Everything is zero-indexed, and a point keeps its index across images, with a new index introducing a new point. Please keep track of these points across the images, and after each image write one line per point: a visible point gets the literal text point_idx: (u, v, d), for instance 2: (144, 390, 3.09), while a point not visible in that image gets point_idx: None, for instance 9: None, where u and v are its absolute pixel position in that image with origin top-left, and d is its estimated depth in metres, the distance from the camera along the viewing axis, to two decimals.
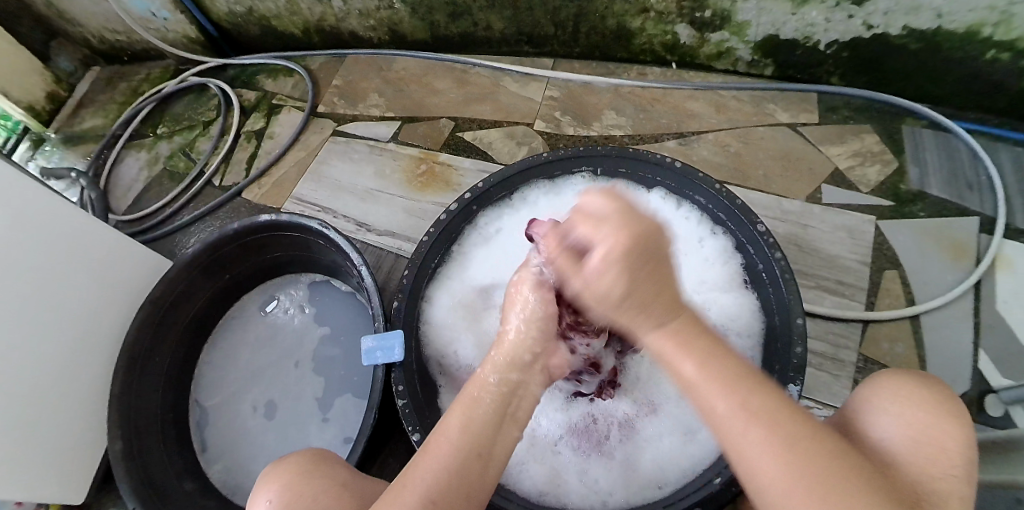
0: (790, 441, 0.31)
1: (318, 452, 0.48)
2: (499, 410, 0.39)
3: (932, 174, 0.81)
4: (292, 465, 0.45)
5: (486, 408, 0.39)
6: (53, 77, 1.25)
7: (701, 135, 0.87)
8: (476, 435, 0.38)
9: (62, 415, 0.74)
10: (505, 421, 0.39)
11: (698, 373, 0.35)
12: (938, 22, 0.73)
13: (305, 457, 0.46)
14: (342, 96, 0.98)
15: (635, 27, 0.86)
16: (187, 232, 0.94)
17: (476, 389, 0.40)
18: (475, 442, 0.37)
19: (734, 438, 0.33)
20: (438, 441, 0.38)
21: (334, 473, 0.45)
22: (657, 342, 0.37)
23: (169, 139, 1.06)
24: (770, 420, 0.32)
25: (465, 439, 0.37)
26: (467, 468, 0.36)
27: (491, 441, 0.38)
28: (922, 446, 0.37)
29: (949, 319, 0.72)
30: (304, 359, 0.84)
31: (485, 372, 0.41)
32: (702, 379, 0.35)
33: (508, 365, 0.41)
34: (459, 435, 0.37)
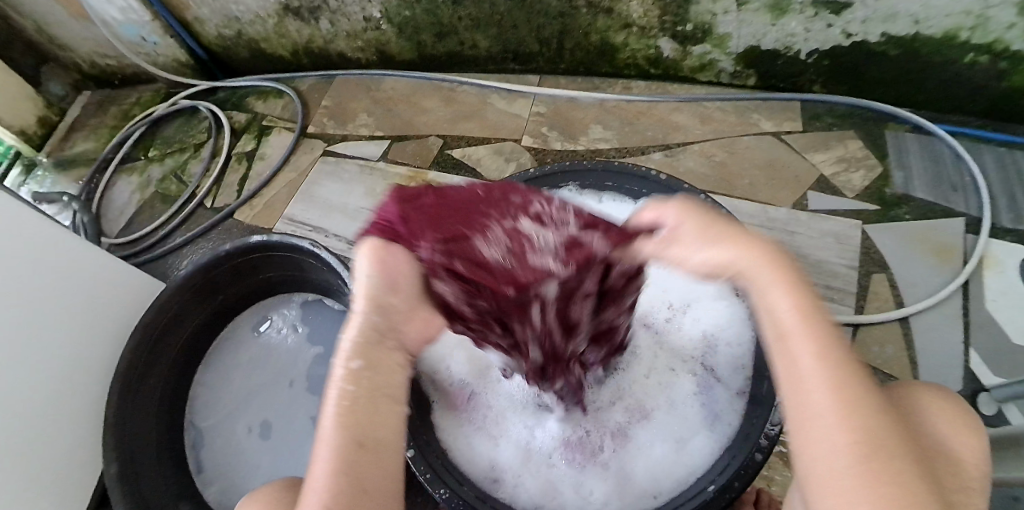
0: (855, 403, 0.29)
1: (290, 480, 0.48)
2: (384, 392, 0.36)
3: (916, 177, 0.82)
4: (266, 496, 0.45)
5: (372, 393, 0.36)
6: (45, 102, 1.26)
7: (686, 147, 0.88)
8: (360, 424, 0.34)
9: (56, 440, 0.73)
10: (396, 402, 0.36)
11: (798, 328, 0.32)
12: (916, 28, 0.74)
13: (276, 487, 0.46)
14: (332, 117, 0.99)
15: (618, 42, 0.87)
16: (179, 254, 0.94)
17: (410, 385, 0.38)
18: (361, 429, 0.34)
19: (813, 418, 0.29)
20: (384, 445, 0.36)
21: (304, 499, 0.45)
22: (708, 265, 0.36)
23: (160, 162, 1.06)
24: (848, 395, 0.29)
25: (408, 440, 0.36)
26: None
27: (376, 428, 0.35)
28: (953, 455, 0.38)
29: (938, 320, 0.72)
30: (298, 378, 0.84)
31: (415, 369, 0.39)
32: (800, 331, 0.32)
33: (368, 344, 0.37)
34: (403, 436, 0.36)
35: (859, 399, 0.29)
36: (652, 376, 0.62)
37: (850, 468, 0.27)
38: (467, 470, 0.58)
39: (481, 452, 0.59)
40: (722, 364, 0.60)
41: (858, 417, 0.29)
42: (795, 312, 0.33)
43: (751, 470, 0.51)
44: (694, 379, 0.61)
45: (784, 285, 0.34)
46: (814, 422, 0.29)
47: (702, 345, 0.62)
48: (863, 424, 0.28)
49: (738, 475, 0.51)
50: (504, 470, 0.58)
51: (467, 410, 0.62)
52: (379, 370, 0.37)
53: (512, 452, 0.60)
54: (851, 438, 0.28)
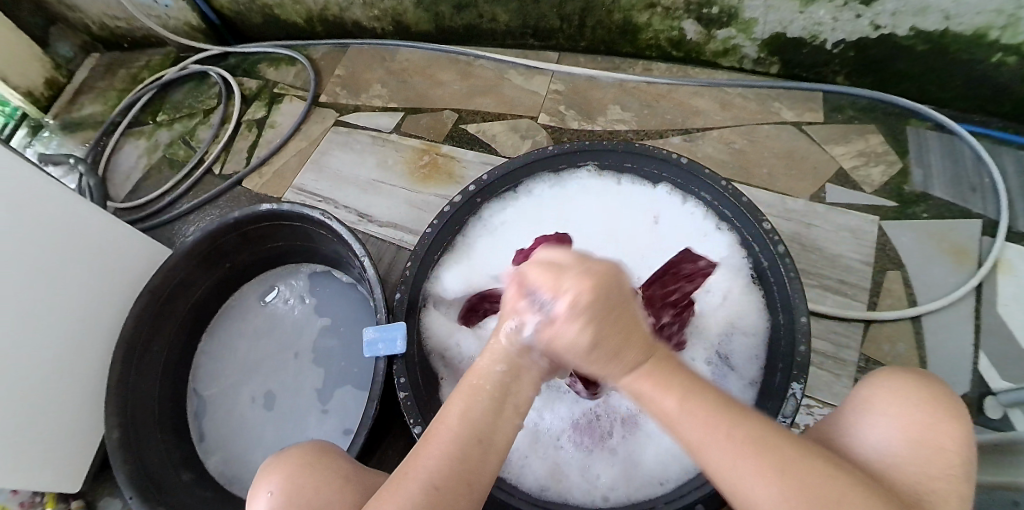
0: (768, 448, 0.31)
1: (322, 445, 0.48)
2: (497, 399, 0.37)
3: (935, 176, 0.81)
4: (296, 456, 0.45)
5: (487, 396, 0.37)
6: (53, 63, 1.24)
7: (706, 132, 0.86)
8: (473, 424, 0.36)
9: (58, 404, 0.73)
10: (504, 410, 0.37)
11: (674, 385, 0.35)
12: (945, 24, 0.72)
13: (308, 448, 0.46)
14: (344, 87, 0.98)
15: (641, 21, 0.85)
16: (186, 220, 0.93)
17: (475, 377, 0.38)
18: (471, 428, 0.35)
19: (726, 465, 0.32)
20: (439, 427, 0.36)
21: (338, 465, 0.45)
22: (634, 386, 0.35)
23: (169, 127, 1.05)
24: (750, 436, 0.32)
25: (463, 426, 0.36)
26: (468, 457, 0.35)
27: (491, 429, 0.36)
28: (921, 445, 0.37)
29: (950, 320, 0.72)
30: (303, 350, 0.84)
31: (486, 361, 0.38)
32: (681, 397, 0.34)
33: (506, 352, 0.38)
34: (460, 421, 0.36)
35: (763, 448, 0.31)
36: None
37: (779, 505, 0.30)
38: None
39: None
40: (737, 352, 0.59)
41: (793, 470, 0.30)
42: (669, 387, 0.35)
43: None
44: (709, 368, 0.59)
45: (664, 355, 0.36)
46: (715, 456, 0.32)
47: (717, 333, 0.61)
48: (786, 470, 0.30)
49: None
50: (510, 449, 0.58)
51: None
52: (517, 374, 0.38)
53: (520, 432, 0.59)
54: (776, 485, 0.30)
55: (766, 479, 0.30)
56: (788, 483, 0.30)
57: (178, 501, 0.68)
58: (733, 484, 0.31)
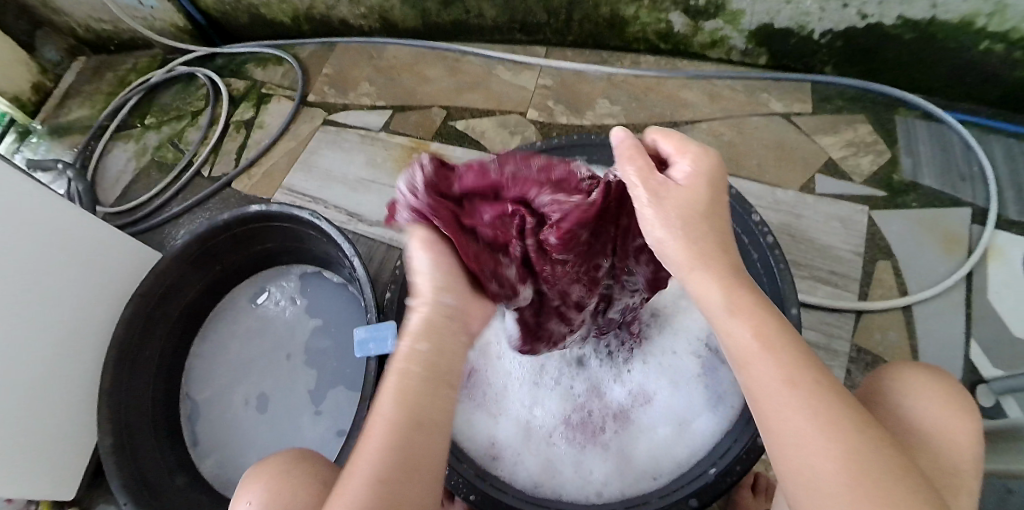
0: (838, 418, 0.30)
1: (303, 451, 0.48)
2: (431, 376, 0.35)
3: (925, 164, 0.81)
4: (275, 464, 0.45)
5: (420, 375, 0.35)
6: (39, 67, 1.23)
7: (694, 125, 0.86)
8: (410, 407, 0.34)
9: (50, 412, 0.73)
10: (442, 383, 0.35)
11: (754, 339, 0.33)
12: (933, 12, 0.72)
13: (286, 456, 0.46)
14: (333, 85, 0.97)
15: (628, 14, 0.85)
16: (175, 223, 0.93)
17: (404, 358, 0.35)
18: (409, 415, 0.34)
19: (787, 426, 0.30)
20: (375, 421, 0.34)
21: (317, 470, 0.45)
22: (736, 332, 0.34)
23: (157, 130, 1.04)
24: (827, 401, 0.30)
25: (402, 415, 0.34)
26: (407, 445, 0.33)
27: (430, 409, 0.34)
28: (943, 437, 0.40)
29: (941, 309, 0.72)
30: (295, 351, 0.84)
31: (408, 340, 0.36)
32: (756, 345, 0.33)
33: (432, 330, 0.36)
34: (395, 410, 0.34)
35: (829, 400, 0.31)
36: (653, 359, 0.61)
37: (843, 488, 0.28)
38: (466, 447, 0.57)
39: (481, 428, 0.59)
40: None
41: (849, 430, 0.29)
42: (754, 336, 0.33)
43: (753, 454, 0.49)
44: (698, 361, 0.60)
45: (745, 307, 0.34)
46: (776, 414, 0.31)
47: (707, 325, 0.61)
48: (845, 432, 0.29)
49: (740, 458, 0.50)
50: (503, 447, 0.58)
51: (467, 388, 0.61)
52: (441, 351, 0.36)
53: (513, 430, 0.59)
54: (843, 448, 0.29)
55: (828, 445, 0.29)
56: (854, 448, 0.29)
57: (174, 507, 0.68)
58: (795, 439, 0.30)
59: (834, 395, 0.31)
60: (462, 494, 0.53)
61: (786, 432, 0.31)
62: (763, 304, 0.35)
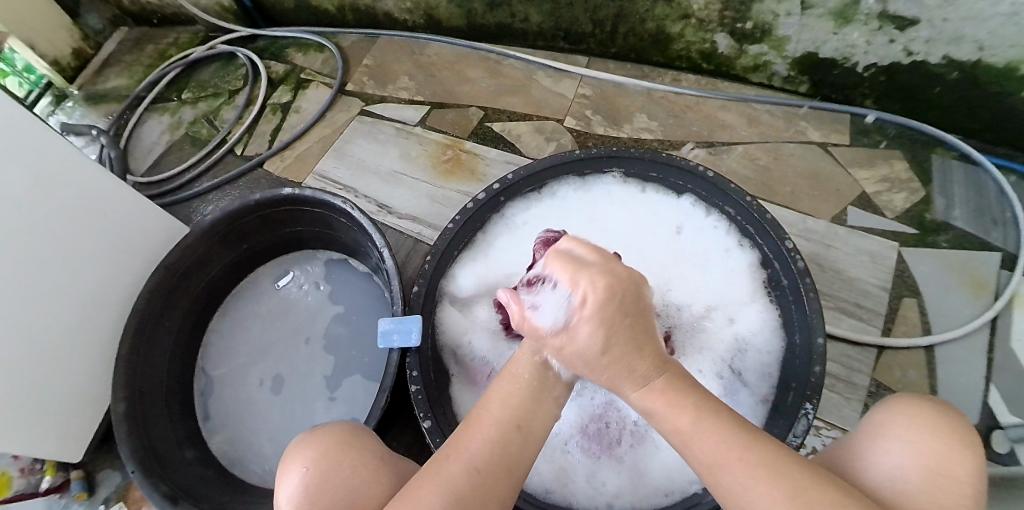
0: (780, 470, 0.32)
1: (353, 427, 0.48)
2: (536, 389, 0.39)
3: (957, 206, 0.80)
4: (331, 436, 0.45)
5: (526, 384, 0.39)
6: (81, 34, 1.25)
7: (731, 147, 0.86)
8: (517, 411, 0.38)
9: (64, 372, 0.74)
10: (544, 396, 0.40)
11: (694, 426, 0.35)
12: (979, 55, 0.71)
13: (341, 431, 0.46)
14: (372, 77, 0.98)
15: (674, 32, 0.85)
16: (205, 198, 0.94)
17: (516, 365, 0.40)
18: (514, 416, 0.38)
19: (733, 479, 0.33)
20: (483, 413, 0.38)
21: (374, 450, 0.45)
22: (644, 400, 0.37)
23: (193, 105, 1.06)
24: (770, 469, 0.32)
25: (509, 414, 0.38)
26: (511, 441, 0.37)
27: (531, 418, 0.38)
28: (935, 477, 0.37)
29: (963, 352, 0.71)
30: (314, 336, 0.84)
31: (527, 350, 0.41)
32: (697, 432, 0.34)
33: None
34: (506, 408, 0.38)
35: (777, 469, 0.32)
36: None
37: None
38: None
39: None
40: (751, 369, 0.58)
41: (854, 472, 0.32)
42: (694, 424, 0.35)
43: None
44: (720, 382, 0.58)
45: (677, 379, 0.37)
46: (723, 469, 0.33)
47: (732, 348, 0.60)
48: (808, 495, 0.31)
49: None
50: None
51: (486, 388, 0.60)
52: (553, 366, 0.40)
53: None
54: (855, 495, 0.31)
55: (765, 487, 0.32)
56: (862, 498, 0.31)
57: (179, 478, 0.68)
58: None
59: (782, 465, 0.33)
60: None
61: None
62: (688, 366, 0.38)
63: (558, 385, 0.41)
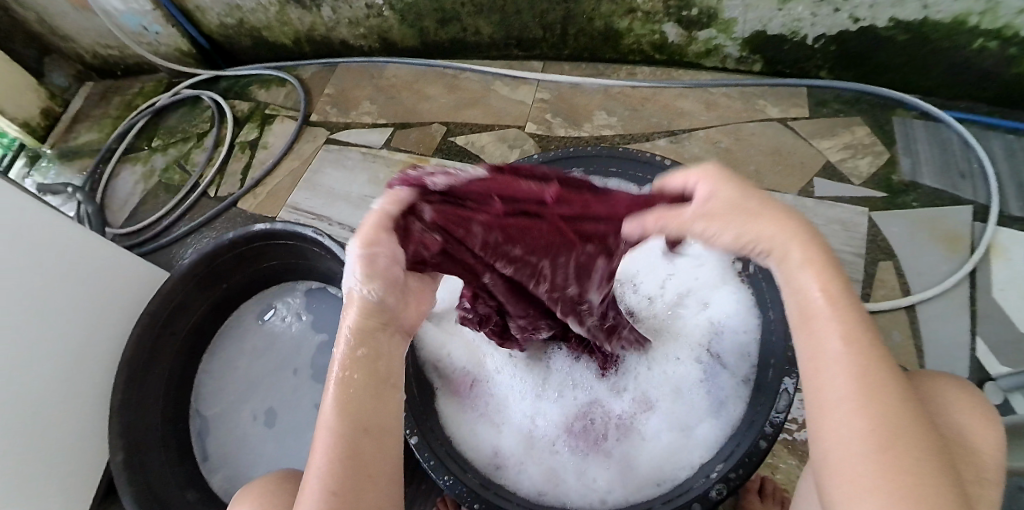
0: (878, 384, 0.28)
1: (284, 473, 0.48)
2: (371, 385, 0.35)
3: (924, 164, 0.81)
4: (256, 491, 0.46)
5: (358, 385, 0.35)
6: (48, 93, 1.26)
7: (692, 133, 0.87)
8: (355, 414, 0.34)
9: (62, 430, 0.74)
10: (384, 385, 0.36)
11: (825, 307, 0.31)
12: (925, 13, 0.73)
13: (265, 483, 0.46)
14: (335, 105, 0.99)
15: (622, 27, 0.86)
16: (183, 243, 0.94)
17: (341, 370, 0.35)
18: (362, 414, 0.34)
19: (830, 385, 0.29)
20: (319, 434, 0.34)
21: (292, 492, 0.45)
22: (800, 277, 0.33)
23: (163, 152, 1.06)
24: (870, 371, 0.29)
25: (345, 421, 0.34)
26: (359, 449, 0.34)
27: (374, 413, 0.35)
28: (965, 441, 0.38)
29: (945, 308, 0.72)
30: (302, 366, 0.85)
31: (343, 351, 0.35)
32: (829, 309, 0.31)
33: (365, 335, 0.36)
34: (338, 416, 0.34)
35: (873, 363, 0.29)
36: (656, 366, 0.62)
37: (861, 441, 0.27)
38: (471, 458, 0.57)
39: (483, 437, 0.59)
40: (727, 351, 0.60)
41: (877, 391, 0.28)
42: (826, 299, 0.31)
43: (756, 457, 0.49)
44: (699, 367, 0.60)
45: (819, 264, 0.32)
46: (825, 367, 0.30)
47: (709, 331, 0.61)
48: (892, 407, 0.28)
49: (743, 462, 0.49)
50: (507, 456, 0.58)
51: (470, 396, 0.62)
52: (378, 356, 0.36)
53: (516, 439, 0.60)
54: (871, 419, 0.27)
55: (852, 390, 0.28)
56: (881, 414, 0.27)
57: None
58: (833, 430, 0.28)
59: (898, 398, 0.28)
60: (466, 504, 0.53)
61: (821, 411, 0.30)
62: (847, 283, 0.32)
63: (393, 371, 0.37)
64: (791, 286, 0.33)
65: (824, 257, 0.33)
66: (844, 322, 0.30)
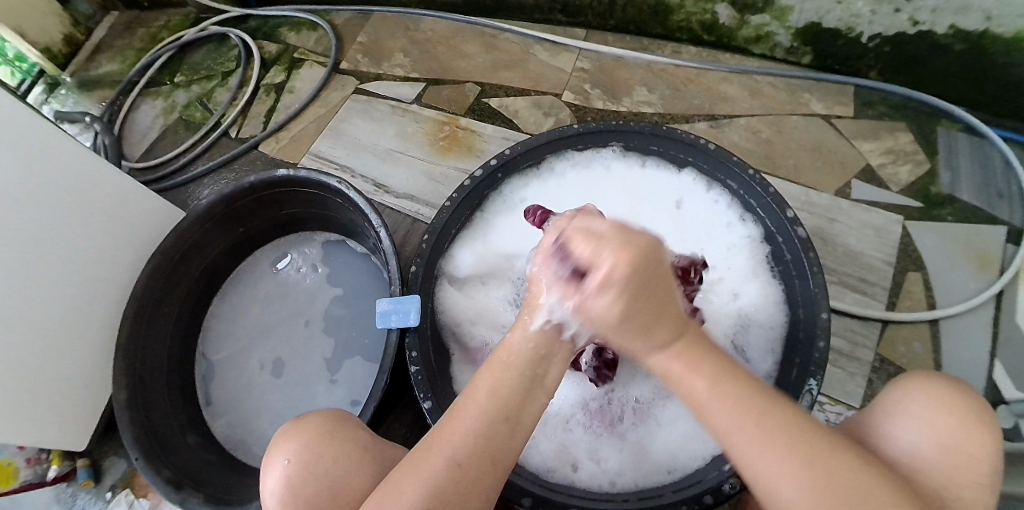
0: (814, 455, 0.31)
1: (335, 413, 0.48)
2: (528, 381, 0.37)
3: (964, 179, 0.79)
4: (310, 425, 0.45)
5: (517, 374, 0.37)
6: (71, 20, 1.23)
7: (733, 120, 0.84)
8: (505, 404, 0.36)
9: (63, 361, 0.73)
10: (535, 390, 0.37)
11: (710, 393, 0.34)
12: (986, 24, 0.70)
13: (322, 418, 0.46)
14: (366, 54, 0.96)
15: (673, 2, 0.83)
16: (200, 183, 0.93)
17: (506, 353, 0.38)
18: (505, 410, 0.36)
19: (752, 458, 0.32)
20: (467, 403, 0.37)
21: (354, 436, 0.45)
22: (658, 357, 0.35)
23: (187, 88, 1.04)
24: (756, 411, 0.33)
25: (492, 406, 0.36)
26: (496, 433, 0.35)
27: (520, 409, 0.36)
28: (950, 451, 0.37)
29: (969, 327, 0.70)
30: (313, 317, 0.84)
31: (518, 337, 0.38)
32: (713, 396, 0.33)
33: (546, 331, 0.37)
34: (488, 399, 0.36)
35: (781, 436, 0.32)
36: None
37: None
38: None
39: None
40: (754, 344, 0.57)
41: (779, 434, 0.32)
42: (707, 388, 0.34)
43: None
44: None
45: (705, 372, 0.34)
46: (758, 461, 0.32)
47: (734, 323, 0.60)
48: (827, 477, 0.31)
49: None
50: None
51: None
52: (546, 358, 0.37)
53: None
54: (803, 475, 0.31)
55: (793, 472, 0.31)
56: (793, 461, 0.31)
57: (184, 463, 0.69)
58: (758, 477, 0.32)
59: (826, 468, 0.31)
60: None
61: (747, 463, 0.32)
62: (719, 362, 0.35)
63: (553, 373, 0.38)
64: (670, 378, 0.36)
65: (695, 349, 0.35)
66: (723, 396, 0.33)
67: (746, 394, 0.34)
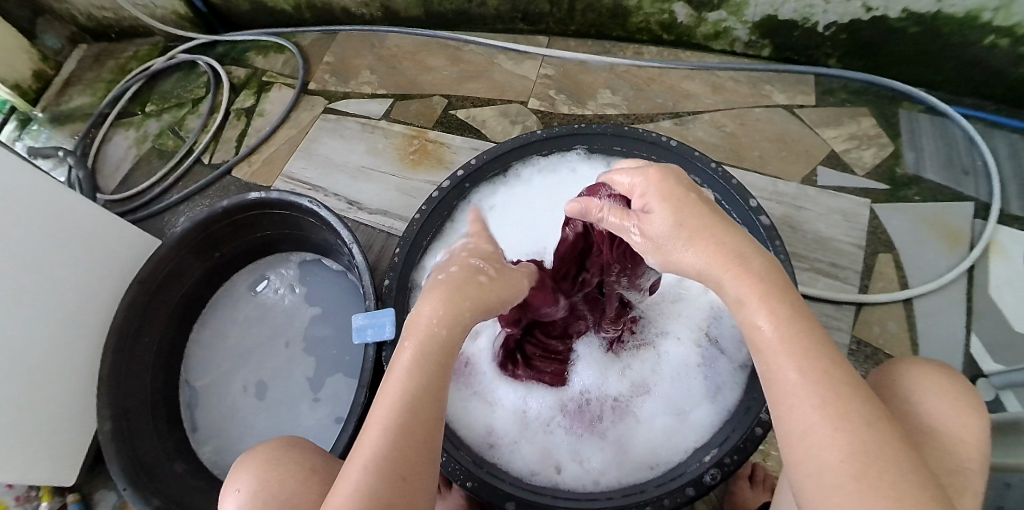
0: (855, 416, 0.28)
1: (288, 438, 0.49)
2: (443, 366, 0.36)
3: (928, 159, 0.80)
4: (262, 453, 0.46)
5: (434, 361, 0.36)
6: (41, 55, 1.23)
7: (697, 116, 0.86)
8: (428, 396, 0.35)
9: (47, 398, 0.73)
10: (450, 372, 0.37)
11: (775, 335, 0.31)
12: (938, 6, 0.72)
13: (271, 445, 0.47)
14: (334, 73, 0.97)
15: (631, 5, 0.85)
16: (175, 211, 0.93)
17: (417, 338, 0.36)
18: (430, 403, 0.35)
19: (797, 407, 0.29)
20: (384, 398, 0.35)
21: (303, 458, 0.46)
22: (736, 290, 0.33)
23: (158, 117, 1.04)
24: (820, 359, 0.30)
25: (415, 402, 0.35)
26: (426, 428, 0.34)
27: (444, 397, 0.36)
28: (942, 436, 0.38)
29: (941, 303, 0.72)
30: (294, 338, 0.84)
31: (428, 320, 0.37)
32: (780, 342, 0.31)
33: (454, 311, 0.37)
34: (410, 393, 0.35)
35: (836, 387, 0.29)
36: (653, 348, 0.62)
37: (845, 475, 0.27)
38: (466, 436, 0.58)
39: (478, 416, 0.59)
40: (725, 335, 0.60)
41: (837, 391, 0.29)
42: (775, 329, 0.31)
43: (750, 444, 0.50)
44: (698, 350, 0.60)
45: (776, 307, 0.31)
46: (802, 404, 0.29)
47: (706, 315, 0.62)
48: (866, 434, 0.28)
49: (737, 448, 0.50)
50: (500, 435, 0.58)
51: (465, 375, 0.62)
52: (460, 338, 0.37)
53: (511, 419, 0.59)
54: (847, 430, 0.28)
55: (830, 430, 0.28)
56: (844, 414, 0.28)
57: (173, 492, 0.68)
58: (793, 426, 0.29)
59: (868, 424, 0.28)
60: (458, 481, 0.53)
61: (786, 412, 0.30)
62: (794, 305, 0.32)
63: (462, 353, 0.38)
64: (740, 317, 0.33)
65: (773, 289, 0.32)
66: (797, 354, 0.30)
67: (818, 349, 0.30)
